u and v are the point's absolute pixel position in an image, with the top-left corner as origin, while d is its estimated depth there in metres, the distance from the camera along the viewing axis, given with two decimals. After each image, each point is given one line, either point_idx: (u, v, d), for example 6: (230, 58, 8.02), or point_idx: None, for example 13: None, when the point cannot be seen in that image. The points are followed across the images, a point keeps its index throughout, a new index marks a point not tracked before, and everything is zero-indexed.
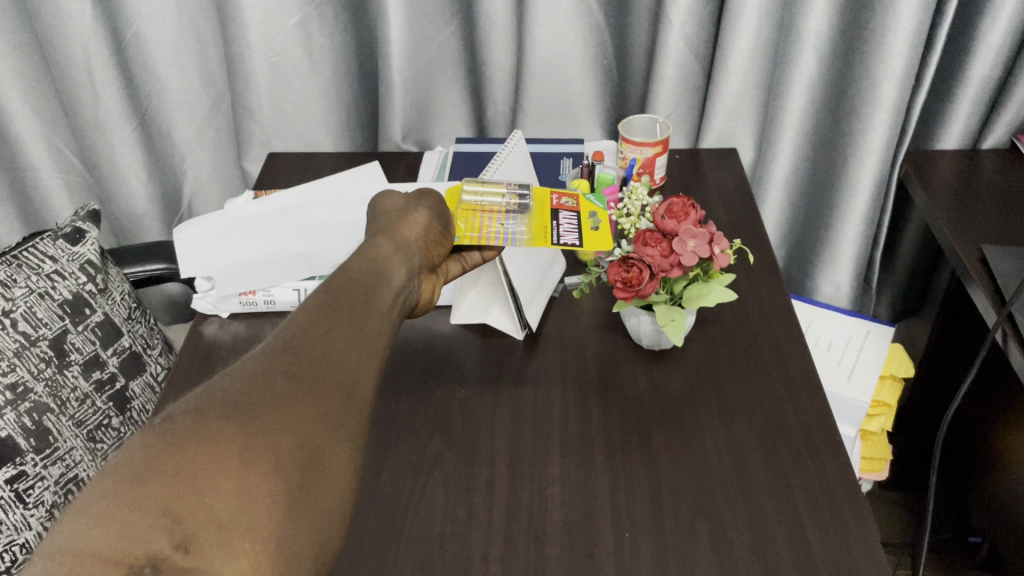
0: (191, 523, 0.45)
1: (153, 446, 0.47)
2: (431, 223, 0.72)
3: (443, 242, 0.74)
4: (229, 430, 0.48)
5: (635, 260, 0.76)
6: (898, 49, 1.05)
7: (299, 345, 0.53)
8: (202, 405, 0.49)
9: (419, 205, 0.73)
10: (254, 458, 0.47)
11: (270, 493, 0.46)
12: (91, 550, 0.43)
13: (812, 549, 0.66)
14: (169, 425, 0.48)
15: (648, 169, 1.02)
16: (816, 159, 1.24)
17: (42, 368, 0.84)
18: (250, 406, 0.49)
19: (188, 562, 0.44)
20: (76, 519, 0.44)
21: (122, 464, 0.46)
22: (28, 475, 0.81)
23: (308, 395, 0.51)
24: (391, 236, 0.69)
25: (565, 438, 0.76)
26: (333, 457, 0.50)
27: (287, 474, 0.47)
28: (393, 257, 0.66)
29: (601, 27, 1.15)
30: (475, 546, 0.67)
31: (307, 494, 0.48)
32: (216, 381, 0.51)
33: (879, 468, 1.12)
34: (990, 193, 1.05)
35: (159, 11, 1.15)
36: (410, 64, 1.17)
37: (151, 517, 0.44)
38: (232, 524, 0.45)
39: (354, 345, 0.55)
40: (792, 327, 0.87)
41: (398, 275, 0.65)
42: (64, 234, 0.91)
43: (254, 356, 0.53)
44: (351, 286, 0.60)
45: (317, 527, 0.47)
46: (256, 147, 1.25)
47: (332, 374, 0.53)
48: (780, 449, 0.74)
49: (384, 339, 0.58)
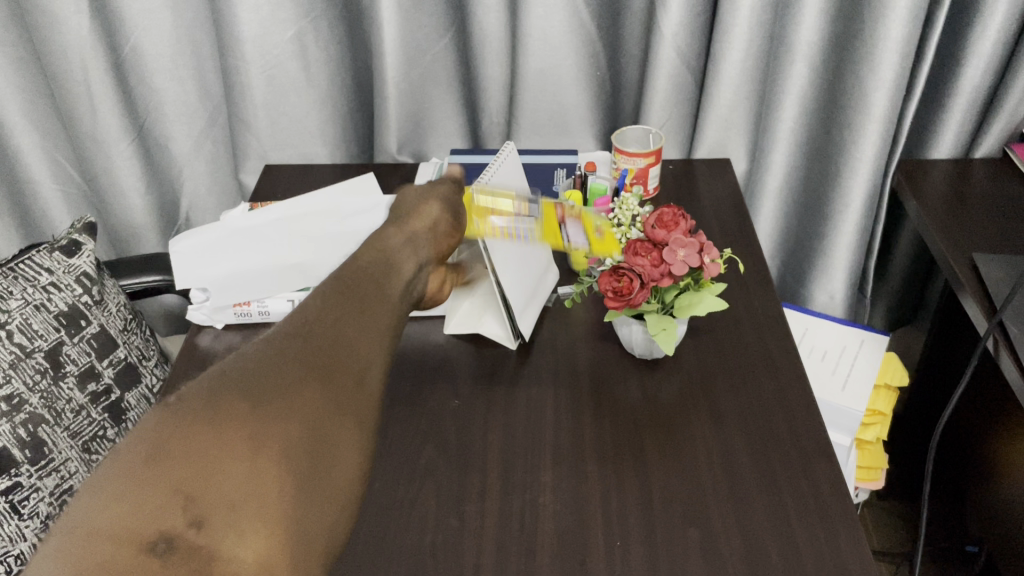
0: (204, 503, 0.43)
1: (162, 426, 0.44)
2: (443, 217, 0.70)
3: (453, 236, 0.72)
4: (241, 411, 0.45)
5: (625, 269, 0.76)
6: (887, 60, 1.07)
7: (310, 329, 0.50)
8: (214, 383, 0.46)
9: (432, 198, 0.71)
10: (266, 441, 0.45)
11: (280, 478, 0.44)
12: (105, 527, 0.41)
13: (802, 558, 0.66)
14: (181, 403, 0.45)
15: (640, 179, 1.03)
16: (809, 169, 1.24)
17: (37, 380, 0.85)
18: (263, 387, 0.46)
19: (201, 541, 0.42)
20: (90, 497, 0.42)
21: (135, 442, 0.44)
22: (23, 487, 0.82)
23: (321, 378, 0.48)
24: (403, 226, 0.66)
25: (557, 446, 0.76)
26: (344, 442, 0.47)
27: (300, 458, 0.45)
28: (403, 250, 0.62)
29: (593, 38, 1.16)
30: (467, 556, 0.67)
31: (317, 480, 0.45)
32: (228, 362, 0.48)
33: (873, 477, 1.12)
34: (981, 202, 1.06)
35: (155, 25, 1.16)
36: (404, 77, 1.18)
37: (163, 495, 0.42)
38: (243, 505, 0.43)
39: (366, 328, 0.52)
40: (783, 334, 0.87)
41: (411, 266, 0.61)
42: (59, 247, 0.92)
43: (267, 337, 0.50)
44: (364, 271, 0.56)
45: (331, 509, 0.45)
46: (253, 159, 1.26)
47: (344, 357, 0.50)
48: (771, 456, 0.74)
49: (396, 326, 0.55)
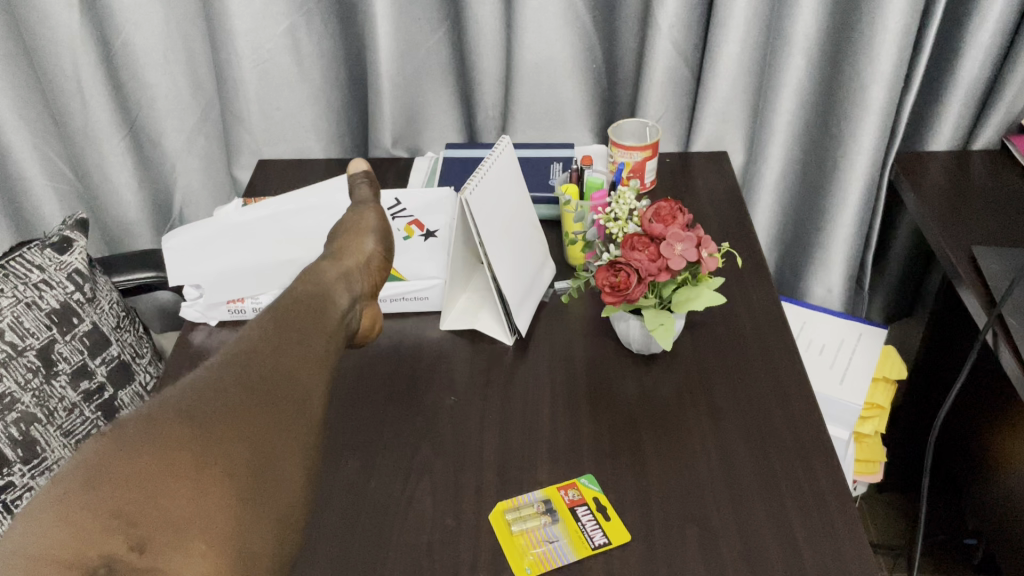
0: (147, 525, 0.43)
1: (102, 451, 0.44)
2: (373, 252, 0.74)
3: (385, 267, 0.76)
4: (182, 435, 0.46)
5: (622, 265, 0.75)
6: (886, 52, 1.06)
7: (249, 358, 0.52)
8: (152, 410, 0.47)
9: (365, 234, 0.76)
10: (208, 463, 0.46)
11: (223, 498, 0.45)
12: (44, 552, 0.41)
13: (801, 554, 0.65)
14: (119, 430, 0.46)
15: (637, 173, 1.02)
16: (807, 161, 1.24)
17: (29, 379, 0.84)
18: (203, 413, 0.47)
19: (145, 563, 0.42)
20: (27, 523, 0.42)
21: (74, 469, 0.44)
22: (16, 486, 0.82)
23: (260, 406, 0.50)
24: (334, 263, 0.70)
25: (554, 443, 0.75)
26: (285, 464, 0.49)
27: (242, 479, 0.46)
28: (336, 283, 0.66)
29: (589, 31, 1.15)
30: (464, 555, 0.66)
31: (259, 500, 0.47)
32: (165, 392, 0.49)
33: (872, 470, 1.11)
34: (980, 193, 1.05)
35: (146, 19, 1.15)
36: (399, 71, 1.17)
37: (104, 518, 0.42)
38: (186, 525, 0.44)
39: (303, 359, 0.55)
40: (781, 328, 0.87)
41: (343, 301, 0.64)
42: (51, 244, 0.91)
43: (205, 369, 0.51)
44: (297, 306, 0.59)
45: (273, 527, 0.47)
46: (246, 154, 1.25)
47: (282, 385, 0.52)
48: (769, 451, 0.74)
49: (331, 356, 0.58)
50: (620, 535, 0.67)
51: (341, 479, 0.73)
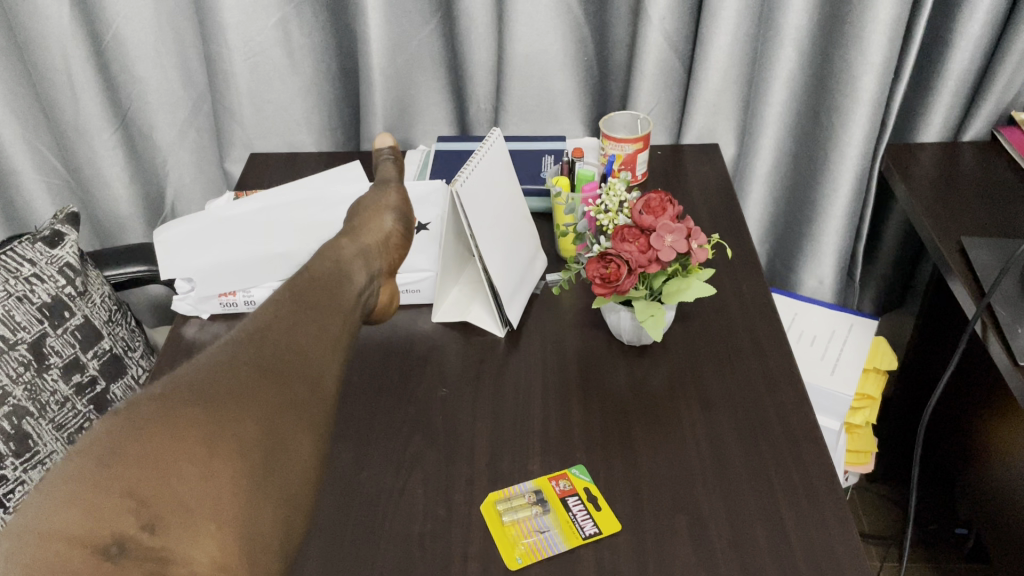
0: (159, 506, 0.43)
1: (118, 429, 0.45)
2: (393, 229, 0.74)
3: (404, 245, 0.76)
4: (194, 417, 0.46)
5: (613, 256, 0.76)
6: (875, 42, 1.06)
7: (263, 339, 0.52)
8: (166, 391, 0.47)
9: (384, 212, 0.76)
10: (219, 444, 0.46)
11: (233, 479, 0.45)
12: (56, 529, 0.41)
13: (790, 542, 0.66)
14: (133, 411, 0.46)
15: (628, 165, 1.02)
16: (799, 152, 1.24)
17: (20, 372, 0.84)
18: (217, 394, 0.48)
19: (155, 543, 0.42)
20: (40, 501, 0.42)
21: (87, 449, 0.44)
22: (8, 480, 0.83)
23: (272, 387, 0.50)
24: (354, 240, 0.70)
25: (545, 433, 0.76)
26: (294, 446, 0.49)
27: (253, 460, 0.47)
28: (353, 261, 0.66)
29: (580, 23, 1.15)
30: (455, 544, 0.67)
31: (270, 482, 0.47)
32: (179, 372, 0.50)
33: (861, 460, 1.12)
34: (971, 185, 1.06)
35: (136, 12, 1.15)
36: (390, 64, 1.17)
37: (116, 497, 0.42)
38: (197, 507, 0.44)
39: (317, 339, 0.55)
40: (770, 319, 0.87)
41: (359, 279, 0.64)
42: (41, 238, 0.91)
43: (218, 349, 0.52)
44: (314, 288, 0.59)
45: (282, 509, 0.47)
46: (238, 148, 1.25)
47: (294, 367, 0.52)
48: (759, 441, 0.74)
49: (346, 336, 0.58)
50: (610, 524, 0.67)
51: (334, 470, 0.73)
